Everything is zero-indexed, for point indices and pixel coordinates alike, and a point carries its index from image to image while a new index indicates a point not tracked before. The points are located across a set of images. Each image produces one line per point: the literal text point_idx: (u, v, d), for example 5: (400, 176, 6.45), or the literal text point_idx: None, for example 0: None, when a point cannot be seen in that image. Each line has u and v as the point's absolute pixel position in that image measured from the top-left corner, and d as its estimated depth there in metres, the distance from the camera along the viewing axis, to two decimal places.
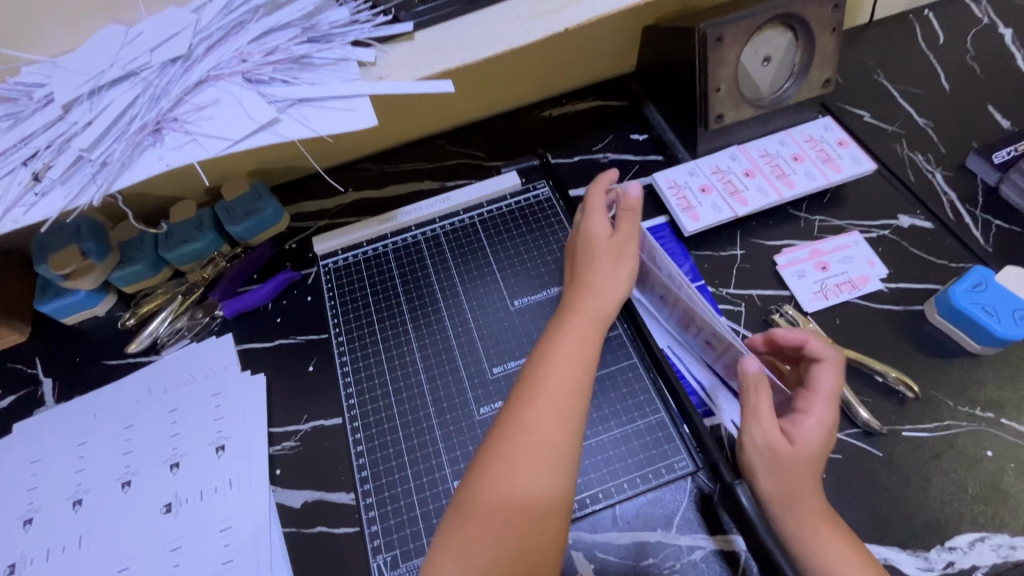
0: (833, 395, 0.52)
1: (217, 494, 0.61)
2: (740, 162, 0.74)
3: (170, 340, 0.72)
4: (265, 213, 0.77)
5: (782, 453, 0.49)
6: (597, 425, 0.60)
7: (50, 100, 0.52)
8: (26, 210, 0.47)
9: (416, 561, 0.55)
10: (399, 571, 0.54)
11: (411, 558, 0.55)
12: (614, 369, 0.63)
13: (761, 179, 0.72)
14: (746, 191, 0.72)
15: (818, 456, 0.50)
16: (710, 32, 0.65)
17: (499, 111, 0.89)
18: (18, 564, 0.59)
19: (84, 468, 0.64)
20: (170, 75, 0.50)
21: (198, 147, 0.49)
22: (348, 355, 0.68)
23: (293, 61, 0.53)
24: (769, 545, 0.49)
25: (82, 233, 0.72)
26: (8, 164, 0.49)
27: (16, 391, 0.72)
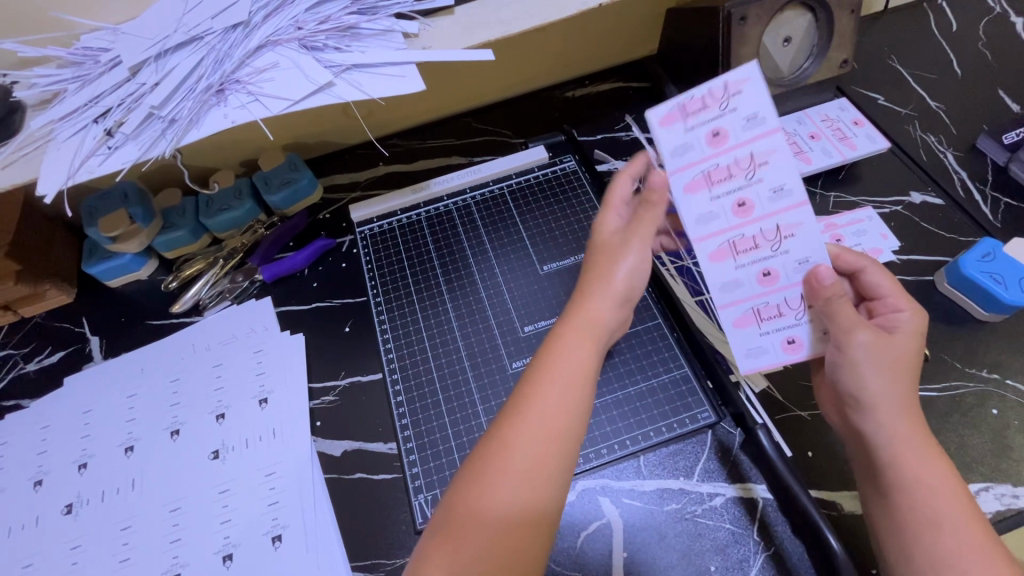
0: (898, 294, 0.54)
1: (261, 443, 0.65)
2: (806, 126, 0.78)
3: (212, 302, 0.76)
4: (301, 183, 0.81)
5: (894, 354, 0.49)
6: (624, 380, 0.64)
7: (116, 63, 0.55)
8: (101, 161, 0.51)
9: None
10: None
11: None
12: (639, 330, 0.67)
13: (825, 142, 0.77)
14: (811, 152, 0.76)
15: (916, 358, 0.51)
16: (735, 12, 0.68)
17: (525, 90, 0.92)
18: (75, 504, 0.63)
19: (133, 418, 0.68)
20: (233, 40, 0.54)
21: (260, 106, 0.52)
22: (386, 313, 0.71)
23: (343, 30, 0.56)
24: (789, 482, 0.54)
25: (130, 198, 0.76)
26: (82, 121, 0.53)
27: (65, 348, 0.76)
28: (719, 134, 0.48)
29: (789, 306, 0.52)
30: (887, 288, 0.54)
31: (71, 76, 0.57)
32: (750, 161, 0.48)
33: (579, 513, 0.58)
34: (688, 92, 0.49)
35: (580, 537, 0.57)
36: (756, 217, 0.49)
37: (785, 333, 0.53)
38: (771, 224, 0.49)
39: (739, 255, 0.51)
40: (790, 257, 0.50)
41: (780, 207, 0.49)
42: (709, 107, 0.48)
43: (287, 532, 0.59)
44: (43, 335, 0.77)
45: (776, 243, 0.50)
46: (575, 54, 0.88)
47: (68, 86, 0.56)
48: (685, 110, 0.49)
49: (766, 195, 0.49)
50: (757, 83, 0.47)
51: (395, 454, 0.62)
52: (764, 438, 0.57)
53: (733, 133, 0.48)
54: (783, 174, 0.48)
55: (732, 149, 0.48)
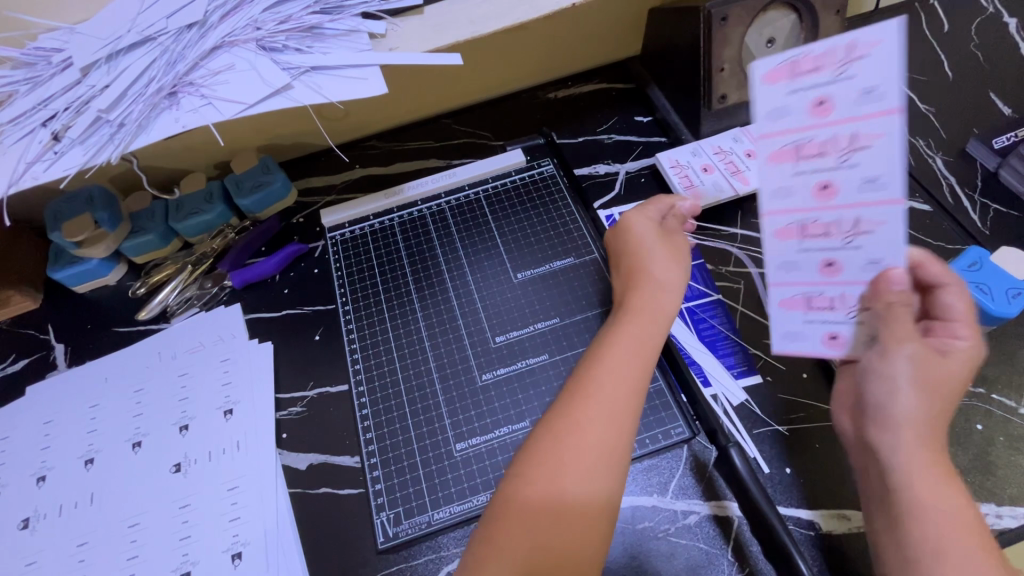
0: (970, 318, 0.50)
1: (225, 456, 0.63)
2: (742, 143, 0.75)
3: (180, 308, 0.74)
4: (273, 187, 0.79)
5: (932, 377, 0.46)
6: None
7: (68, 64, 0.53)
8: (46, 167, 0.48)
9: (419, 518, 0.56)
10: (402, 527, 0.56)
11: (414, 515, 0.56)
12: None
13: None
14: (747, 171, 0.73)
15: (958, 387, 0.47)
16: (715, 12, 0.65)
17: (505, 91, 0.90)
18: (32, 519, 0.61)
19: (95, 429, 0.66)
20: (186, 40, 0.51)
21: (213, 110, 0.50)
22: (354, 322, 0.69)
23: (305, 30, 0.54)
24: (760, 501, 0.52)
25: (96, 201, 0.74)
26: (28, 125, 0.51)
27: (29, 355, 0.74)
28: (825, 103, 0.44)
29: (843, 301, 0.50)
30: (960, 311, 0.49)
31: (23, 77, 0.55)
32: (850, 142, 0.45)
33: None
34: (805, 48, 0.44)
35: None
36: (837, 204, 0.47)
37: (830, 326, 0.51)
38: (849, 216, 0.47)
39: (805, 238, 0.49)
40: (859, 253, 0.48)
41: (865, 199, 0.46)
42: (823, 70, 0.44)
43: (248, 550, 0.57)
44: (6, 343, 0.75)
45: (847, 236, 0.48)
46: (556, 54, 0.86)
47: (19, 88, 0.54)
48: (796, 69, 0.44)
49: (854, 183, 0.46)
50: (891, 49, 0.41)
51: (360, 468, 0.60)
52: (736, 456, 0.55)
53: (843, 105, 0.44)
54: (876, 165, 0.44)
55: (835, 123, 0.44)
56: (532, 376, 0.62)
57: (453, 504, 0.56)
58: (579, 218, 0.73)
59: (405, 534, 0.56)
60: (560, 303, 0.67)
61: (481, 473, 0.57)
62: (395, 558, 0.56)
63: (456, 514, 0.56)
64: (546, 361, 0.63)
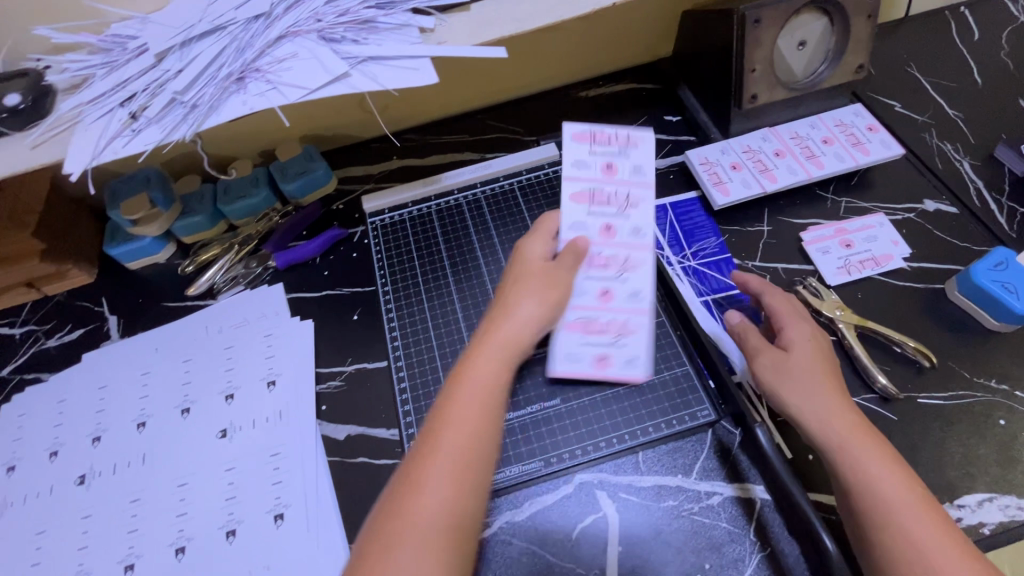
0: (791, 309, 0.60)
1: (268, 424, 0.66)
2: (771, 143, 0.77)
3: (226, 286, 0.78)
4: (316, 174, 0.83)
5: (783, 360, 0.55)
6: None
7: (142, 50, 0.57)
8: (125, 143, 0.52)
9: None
10: None
11: None
12: None
13: (838, 147, 0.76)
14: (776, 169, 0.75)
15: (812, 352, 0.56)
16: (749, 14, 0.68)
17: (538, 89, 0.93)
18: (87, 475, 0.65)
19: (147, 395, 0.70)
20: (254, 30, 0.55)
21: (279, 94, 0.53)
22: (393, 300, 0.73)
23: (361, 23, 0.58)
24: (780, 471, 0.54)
25: (152, 182, 0.79)
26: (108, 105, 0.55)
27: (85, 325, 0.78)
28: (611, 167, 0.62)
29: (613, 326, 0.61)
30: (778, 308, 0.60)
31: (101, 62, 0.59)
32: (626, 199, 0.62)
33: (577, 507, 0.59)
34: (604, 128, 0.63)
35: (575, 529, 0.58)
36: (616, 243, 0.61)
37: (601, 348, 0.62)
38: (623, 254, 0.61)
39: (591, 267, 0.61)
40: (627, 285, 0.61)
41: (632, 242, 0.61)
42: (612, 145, 0.63)
43: (290, 511, 0.61)
44: (64, 314, 0.80)
45: (620, 270, 0.61)
46: (590, 54, 0.89)
47: (98, 72, 0.59)
48: (596, 137, 0.63)
49: (628, 229, 0.61)
50: (650, 143, 0.63)
51: (398, 441, 0.64)
52: (763, 434, 0.56)
53: (622, 171, 0.62)
54: (643, 217, 0.61)
55: (619, 183, 0.62)
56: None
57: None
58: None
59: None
60: None
61: (516, 445, 0.62)
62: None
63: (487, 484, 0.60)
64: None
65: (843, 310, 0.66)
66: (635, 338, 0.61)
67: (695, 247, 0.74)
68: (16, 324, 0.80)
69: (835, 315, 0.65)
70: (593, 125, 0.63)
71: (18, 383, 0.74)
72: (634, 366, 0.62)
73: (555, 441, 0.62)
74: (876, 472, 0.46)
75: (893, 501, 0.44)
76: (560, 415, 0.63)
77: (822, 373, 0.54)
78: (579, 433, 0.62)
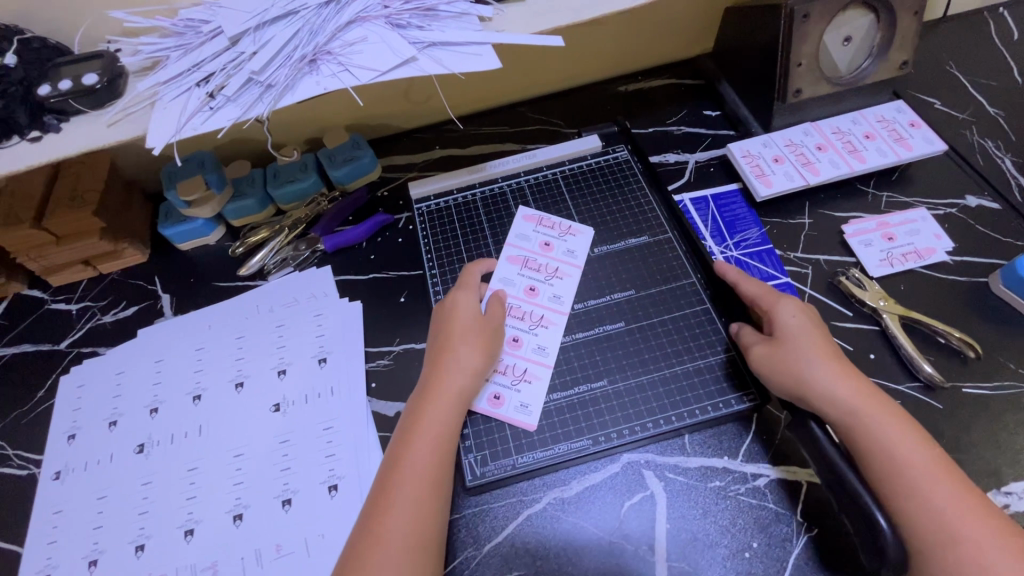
0: (771, 291, 0.63)
1: (320, 399, 0.68)
2: (813, 137, 0.78)
3: (277, 268, 0.80)
4: (363, 161, 0.84)
5: (783, 345, 0.58)
6: (670, 360, 0.66)
7: (215, 33, 0.59)
8: (204, 120, 0.55)
9: (504, 461, 0.62)
10: (489, 468, 0.61)
11: (499, 458, 0.62)
12: (687, 313, 0.69)
13: (879, 142, 0.77)
14: (818, 163, 0.76)
15: (807, 326, 0.59)
16: (798, 9, 0.69)
17: (578, 83, 0.95)
18: (146, 444, 0.68)
19: (201, 369, 0.73)
20: (326, 15, 0.58)
21: (350, 76, 0.56)
22: (440, 283, 0.75)
23: (424, 10, 0.60)
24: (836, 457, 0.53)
25: (206, 166, 0.81)
26: (185, 85, 0.57)
27: (139, 303, 0.81)
28: (548, 245, 0.75)
29: (512, 371, 0.66)
30: (759, 293, 0.63)
31: (174, 44, 0.61)
32: (555, 272, 0.73)
33: (625, 485, 0.60)
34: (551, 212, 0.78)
35: (623, 505, 0.59)
36: (539, 302, 0.71)
37: (494, 387, 0.65)
38: (538, 312, 0.70)
39: (510, 316, 0.70)
40: (536, 339, 0.68)
41: (552, 306, 0.70)
42: (554, 230, 0.76)
43: (344, 483, 0.62)
44: (118, 291, 0.82)
45: (533, 324, 0.69)
46: (631, 49, 0.91)
47: (171, 54, 0.61)
48: (542, 220, 0.77)
49: (549, 295, 0.71)
50: (586, 239, 0.75)
51: None
52: (817, 429, 0.55)
53: (558, 250, 0.75)
54: (565, 288, 0.72)
55: (555, 258, 0.74)
56: (609, 342, 0.68)
57: (536, 450, 0.62)
58: (653, 200, 0.78)
59: (490, 474, 0.61)
60: (632, 284, 0.71)
61: (562, 424, 0.63)
62: (480, 495, 0.61)
63: (539, 459, 0.62)
64: (622, 329, 0.69)
65: (886, 300, 0.67)
66: (533, 387, 0.65)
67: (736, 237, 0.75)
68: (72, 301, 0.82)
69: (878, 305, 0.67)
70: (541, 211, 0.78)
71: (75, 356, 0.77)
72: (524, 413, 0.64)
73: (602, 420, 0.63)
74: (889, 427, 0.52)
75: (904, 449, 0.51)
76: (607, 397, 0.64)
77: (821, 345, 0.58)
78: (626, 414, 0.63)
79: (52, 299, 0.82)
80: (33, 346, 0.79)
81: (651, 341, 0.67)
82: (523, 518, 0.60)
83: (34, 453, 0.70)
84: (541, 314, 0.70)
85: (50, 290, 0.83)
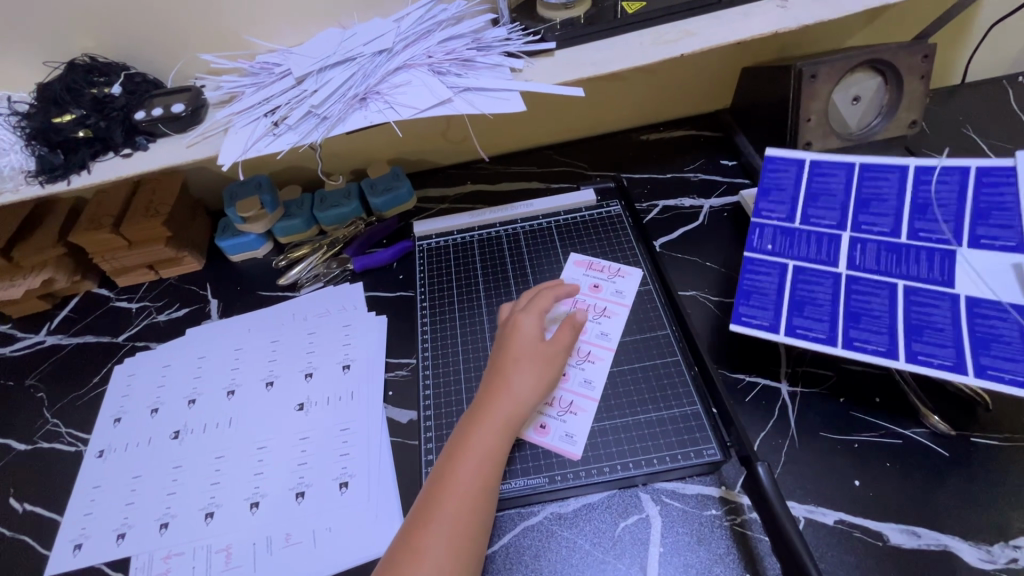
0: None
1: (341, 402, 0.73)
2: None
3: (309, 282, 0.87)
4: (401, 191, 0.93)
5: None
6: (635, 407, 0.67)
7: (285, 74, 0.70)
8: (267, 144, 0.64)
9: None
10: None
11: None
12: (658, 363, 0.70)
13: None
14: None
15: None
16: (806, 69, 0.75)
17: (604, 131, 1.02)
18: (181, 431, 0.74)
19: (237, 367, 0.79)
20: (378, 61, 0.67)
21: (393, 112, 0.64)
22: (429, 318, 0.79)
23: (461, 61, 0.69)
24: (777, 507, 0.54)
25: (263, 187, 0.91)
26: (255, 116, 0.67)
27: (189, 305, 0.89)
28: (597, 286, 0.78)
29: (558, 403, 0.67)
30: None
31: (249, 82, 0.72)
32: (602, 310, 0.75)
33: (620, 507, 0.62)
34: (600, 257, 0.81)
35: (618, 526, 0.61)
36: (585, 338, 0.73)
37: (540, 417, 0.66)
38: (584, 348, 0.72)
39: None
40: (583, 373, 0.70)
41: (598, 342, 0.72)
42: (603, 272, 0.79)
43: (354, 480, 0.66)
44: (173, 294, 0.91)
45: (580, 359, 0.71)
46: (654, 102, 0.98)
47: (246, 90, 0.71)
48: (591, 263, 0.81)
49: (597, 332, 0.73)
50: (634, 279, 0.78)
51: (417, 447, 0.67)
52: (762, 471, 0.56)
53: (606, 290, 0.77)
54: (612, 326, 0.74)
55: (603, 298, 0.77)
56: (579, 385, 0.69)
57: None
58: (639, 254, 0.81)
59: None
60: (640, 314, 0.75)
61: (532, 458, 0.64)
62: None
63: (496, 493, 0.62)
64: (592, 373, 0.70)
65: None
66: (579, 419, 0.66)
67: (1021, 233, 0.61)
68: (133, 300, 0.92)
69: None
70: (592, 255, 0.82)
71: (129, 349, 0.85)
72: (569, 443, 0.64)
73: (561, 460, 0.64)
74: None
75: None
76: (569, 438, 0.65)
77: None
78: (586, 456, 0.64)
79: (116, 298, 0.92)
80: (94, 337, 0.88)
81: (621, 387, 0.68)
82: (521, 528, 0.62)
83: (83, 432, 0.77)
84: (588, 348, 0.72)
85: (117, 289, 0.93)
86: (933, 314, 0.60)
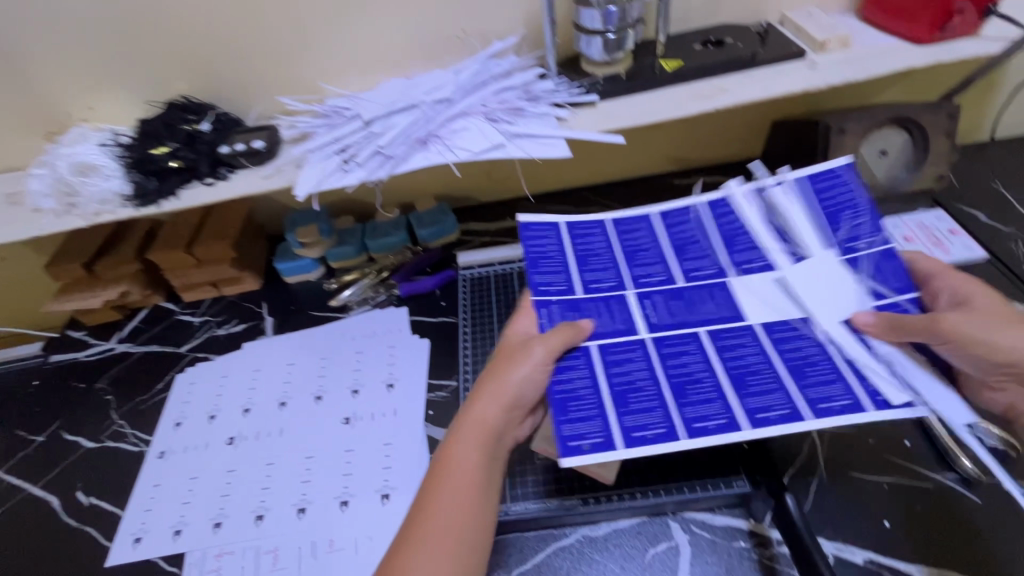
0: None
1: (384, 418, 0.78)
2: None
3: (359, 304, 0.94)
4: (446, 224, 0.99)
5: None
6: None
7: (354, 116, 0.78)
8: (339, 178, 0.72)
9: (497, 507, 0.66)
10: None
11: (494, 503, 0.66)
12: None
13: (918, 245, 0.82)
14: None
15: None
16: (834, 125, 0.80)
17: (639, 175, 1.07)
18: (236, 437, 0.79)
19: (290, 380, 0.85)
20: (439, 108, 0.75)
21: (451, 154, 0.72)
22: (470, 343, 0.84)
23: (513, 110, 0.76)
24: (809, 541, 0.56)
25: (321, 217, 0.99)
26: (327, 153, 0.76)
27: (246, 321, 0.96)
28: None
29: None
30: None
31: (322, 123, 0.80)
32: None
33: (651, 533, 0.64)
34: None
35: (648, 552, 0.62)
36: None
37: None
38: None
39: None
40: None
41: None
42: None
43: (394, 493, 0.70)
44: (232, 310, 0.99)
45: None
46: (688, 150, 1.04)
47: (319, 130, 0.80)
48: None
49: None
50: None
51: None
52: (790, 502, 0.60)
53: None
54: None
55: None
56: None
57: (529, 502, 0.66)
58: None
59: None
60: None
61: (566, 481, 0.67)
62: None
63: (530, 511, 0.65)
64: None
65: None
66: None
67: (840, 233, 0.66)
68: (195, 314, 0.99)
69: None
70: None
71: (191, 359, 0.92)
72: (603, 467, 0.66)
73: (595, 484, 0.66)
74: None
75: None
76: None
77: None
78: (618, 481, 0.66)
79: (181, 311, 1.00)
80: (159, 347, 0.95)
81: None
82: (553, 548, 0.64)
83: (147, 433, 0.83)
84: None
85: (182, 304, 1.01)
86: (941, 368, 0.56)
